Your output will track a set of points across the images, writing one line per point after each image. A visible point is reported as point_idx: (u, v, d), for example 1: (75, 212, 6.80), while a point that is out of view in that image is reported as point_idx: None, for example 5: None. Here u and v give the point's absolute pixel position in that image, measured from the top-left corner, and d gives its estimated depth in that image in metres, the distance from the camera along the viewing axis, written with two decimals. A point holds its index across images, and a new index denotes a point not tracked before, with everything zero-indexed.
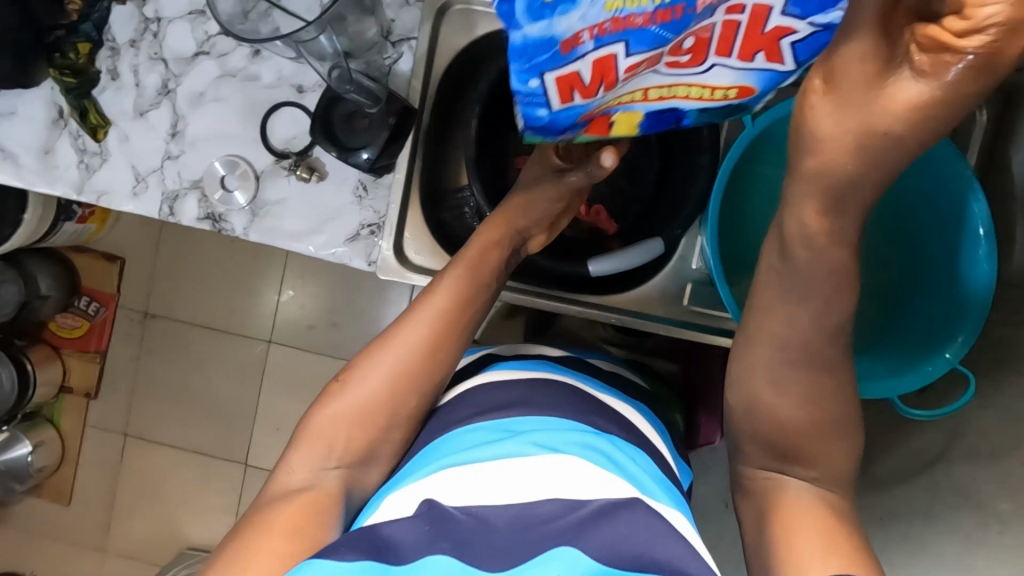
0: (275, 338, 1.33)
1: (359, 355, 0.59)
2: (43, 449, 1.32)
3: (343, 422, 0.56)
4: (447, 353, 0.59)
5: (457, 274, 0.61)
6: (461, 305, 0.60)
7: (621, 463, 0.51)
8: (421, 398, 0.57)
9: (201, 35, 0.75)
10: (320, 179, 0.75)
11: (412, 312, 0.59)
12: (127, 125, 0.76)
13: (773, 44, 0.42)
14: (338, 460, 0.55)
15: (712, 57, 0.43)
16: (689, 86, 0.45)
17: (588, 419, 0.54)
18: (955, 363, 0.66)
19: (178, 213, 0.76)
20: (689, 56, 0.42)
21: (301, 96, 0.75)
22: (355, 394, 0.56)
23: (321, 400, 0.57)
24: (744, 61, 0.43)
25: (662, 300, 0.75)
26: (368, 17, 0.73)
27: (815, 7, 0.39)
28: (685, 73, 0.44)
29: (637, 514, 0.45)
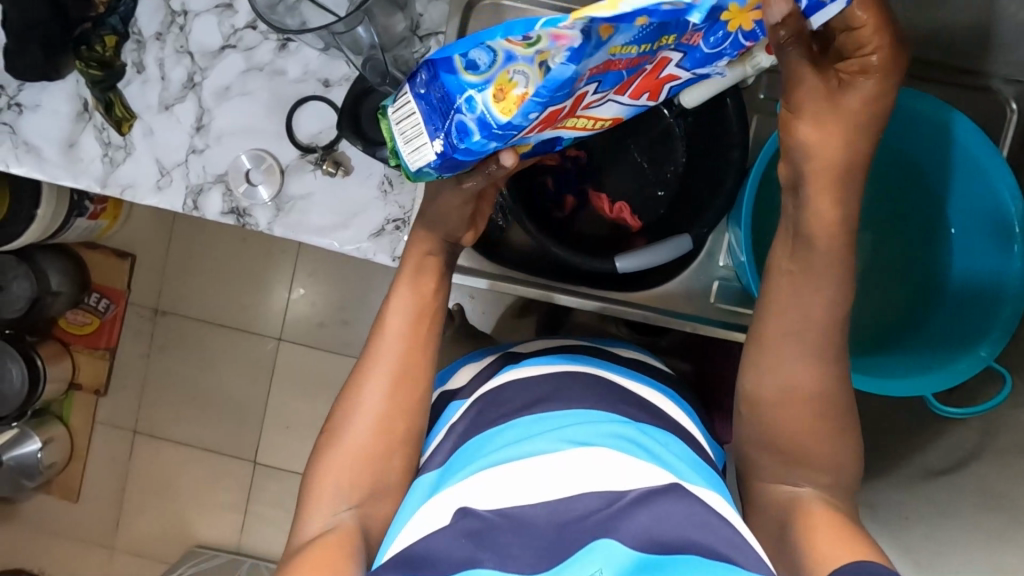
0: (286, 335, 1.33)
1: (336, 401, 0.56)
2: (52, 446, 1.32)
3: (340, 467, 0.53)
4: (423, 370, 0.56)
5: (410, 282, 0.58)
6: (422, 313, 0.57)
7: (655, 450, 0.49)
8: (410, 420, 0.55)
9: (227, 29, 0.75)
10: (345, 174, 0.75)
11: (374, 343, 0.56)
12: (152, 118, 0.76)
13: (657, 87, 0.52)
14: (349, 500, 0.53)
15: (613, 95, 0.50)
16: (581, 118, 0.52)
17: (619, 407, 0.52)
18: (990, 361, 0.66)
19: (202, 207, 0.76)
20: (605, 95, 0.50)
21: (327, 90, 0.75)
22: (345, 437, 0.54)
23: (317, 453, 0.55)
24: (632, 99, 0.52)
25: (689, 298, 0.77)
26: (398, 12, 0.71)
27: (699, 64, 0.50)
28: (591, 107, 0.51)
29: (673, 501, 0.45)
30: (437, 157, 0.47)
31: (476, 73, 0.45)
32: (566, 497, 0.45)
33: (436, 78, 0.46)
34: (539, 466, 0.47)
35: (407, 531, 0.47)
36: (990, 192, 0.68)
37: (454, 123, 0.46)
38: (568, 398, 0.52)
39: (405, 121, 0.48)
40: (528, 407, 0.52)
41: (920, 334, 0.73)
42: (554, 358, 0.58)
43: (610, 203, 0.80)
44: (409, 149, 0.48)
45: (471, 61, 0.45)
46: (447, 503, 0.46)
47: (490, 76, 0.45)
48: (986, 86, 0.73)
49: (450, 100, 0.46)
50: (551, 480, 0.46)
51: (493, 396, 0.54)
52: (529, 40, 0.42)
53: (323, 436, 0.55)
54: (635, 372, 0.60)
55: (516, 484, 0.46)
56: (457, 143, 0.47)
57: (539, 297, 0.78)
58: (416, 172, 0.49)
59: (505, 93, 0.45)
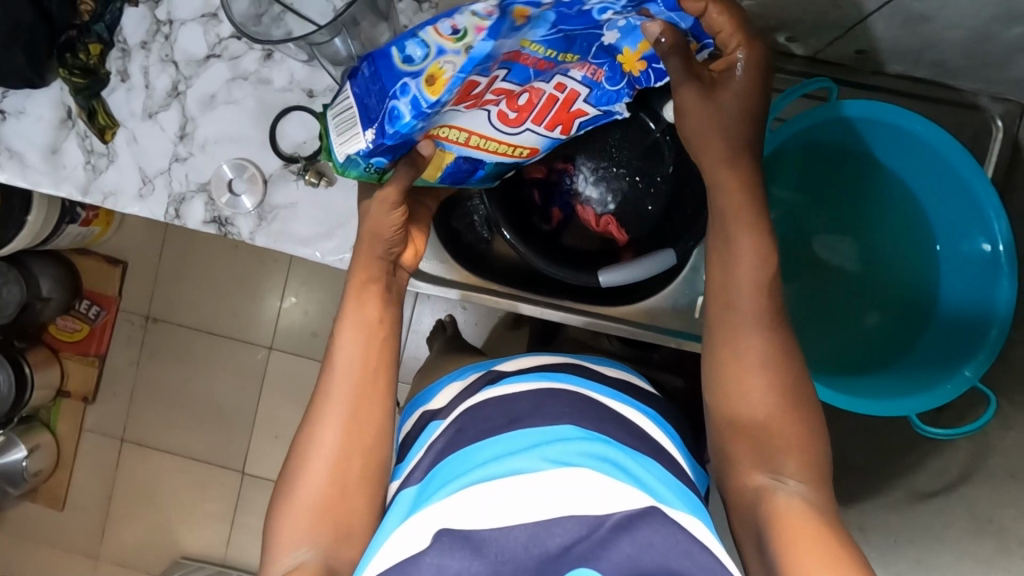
0: (276, 345, 1.32)
1: (291, 451, 0.55)
2: (38, 454, 1.31)
3: (297, 517, 0.52)
4: (379, 409, 0.56)
5: (359, 313, 0.58)
6: (370, 347, 0.57)
7: (633, 472, 0.47)
8: (366, 460, 0.54)
9: (212, 38, 0.75)
10: (328, 184, 0.74)
11: (329, 385, 0.56)
12: (136, 126, 0.76)
13: (523, 112, 0.55)
14: (309, 545, 0.51)
15: (528, 122, 0.56)
16: (499, 143, 0.58)
17: (598, 426, 0.51)
18: (976, 380, 0.65)
19: (184, 216, 0.76)
20: (516, 113, 0.55)
21: (312, 100, 0.75)
22: (303, 482, 0.53)
23: (276, 504, 0.53)
24: (547, 129, 0.58)
25: (675, 312, 0.75)
26: (381, 23, 0.69)
27: (604, 101, 0.56)
28: (510, 130, 0.57)
29: (655, 526, 0.42)
30: (367, 146, 0.49)
31: (406, 64, 0.45)
32: (544, 520, 0.42)
33: (371, 71, 0.46)
34: (516, 484, 0.45)
35: (384, 546, 0.45)
36: (979, 213, 0.67)
37: (383, 105, 0.47)
38: (548, 414, 0.51)
39: (338, 114, 0.51)
40: (508, 424, 0.51)
41: (912, 356, 0.72)
42: (532, 375, 0.56)
43: (598, 217, 0.78)
44: (340, 138, 0.51)
45: (404, 54, 0.45)
46: (422, 523, 0.44)
47: (422, 66, 0.45)
48: (973, 104, 0.73)
49: (387, 93, 0.46)
50: (530, 498, 0.44)
51: (474, 411, 0.53)
52: (454, 33, 0.44)
53: (279, 488, 0.54)
54: (618, 390, 0.58)
55: (494, 506, 0.43)
56: (383, 128, 0.47)
57: (507, 307, 0.78)
58: (344, 160, 0.51)
59: (435, 79, 0.45)
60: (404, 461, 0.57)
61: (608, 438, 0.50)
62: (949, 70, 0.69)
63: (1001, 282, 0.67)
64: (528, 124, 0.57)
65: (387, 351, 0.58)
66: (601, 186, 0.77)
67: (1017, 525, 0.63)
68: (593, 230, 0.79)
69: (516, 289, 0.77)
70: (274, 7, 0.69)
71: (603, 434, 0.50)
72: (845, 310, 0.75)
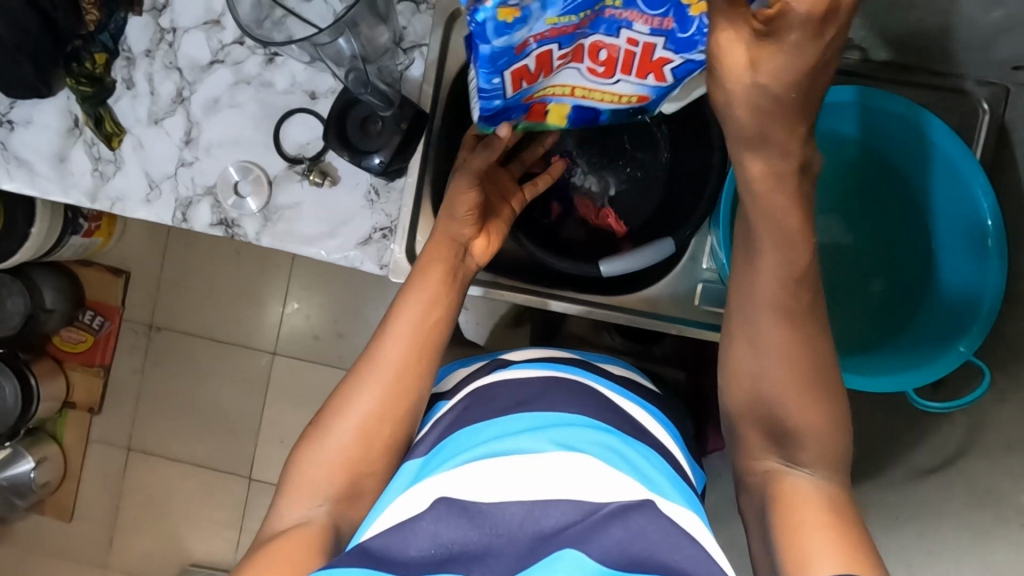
0: (280, 349, 1.33)
1: (328, 402, 0.57)
2: (45, 465, 1.32)
3: (320, 467, 0.54)
4: (423, 384, 0.58)
5: (422, 287, 0.60)
6: (429, 324, 0.59)
7: (633, 464, 0.49)
8: (395, 431, 0.56)
9: (216, 44, 0.76)
10: (332, 184, 0.76)
11: (381, 348, 0.58)
12: (142, 132, 0.77)
13: (609, 61, 0.51)
14: (323, 497, 0.53)
15: (618, 73, 0.52)
16: (601, 92, 0.55)
17: (604, 418, 0.52)
18: (970, 354, 0.67)
19: (191, 219, 0.77)
20: (603, 66, 0.52)
21: (314, 102, 0.76)
22: (332, 433, 0.55)
23: (301, 447, 0.56)
24: (640, 78, 0.53)
25: (673, 299, 0.76)
26: (381, 25, 0.72)
27: (686, 46, 0.49)
28: (602, 81, 0.54)
29: (648, 516, 0.43)
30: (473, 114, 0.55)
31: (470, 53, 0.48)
32: (539, 500, 0.44)
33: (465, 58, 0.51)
34: (517, 462, 0.46)
35: (385, 513, 0.47)
36: (964, 189, 0.69)
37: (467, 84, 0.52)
38: (553, 400, 0.53)
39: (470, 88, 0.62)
40: (514, 406, 0.52)
41: (912, 334, 0.73)
42: (539, 364, 0.58)
43: (598, 210, 0.80)
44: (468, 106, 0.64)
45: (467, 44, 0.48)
46: (424, 491, 0.47)
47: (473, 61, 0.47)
48: (959, 88, 0.74)
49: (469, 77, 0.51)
50: (531, 475, 0.45)
51: (482, 393, 0.55)
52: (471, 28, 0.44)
53: (307, 434, 0.56)
54: (624, 387, 0.60)
55: (494, 482, 0.45)
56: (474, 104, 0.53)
57: (527, 304, 0.77)
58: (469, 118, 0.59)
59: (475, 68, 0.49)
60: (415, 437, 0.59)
61: (613, 428, 0.52)
62: (935, 44, 0.71)
63: (991, 258, 0.69)
64: (621, 74, 0.52)
65: (439, 330, 0.60)
66: (599, 176, 0.80)
67: (1014, 496, 0.64)
68: (591, 224, 0.81)
69: (526, 284, 0.77)
70: (276, 12, 0.71)
71: (608, 424, 0.52)
72: (850, 290, 0.77)
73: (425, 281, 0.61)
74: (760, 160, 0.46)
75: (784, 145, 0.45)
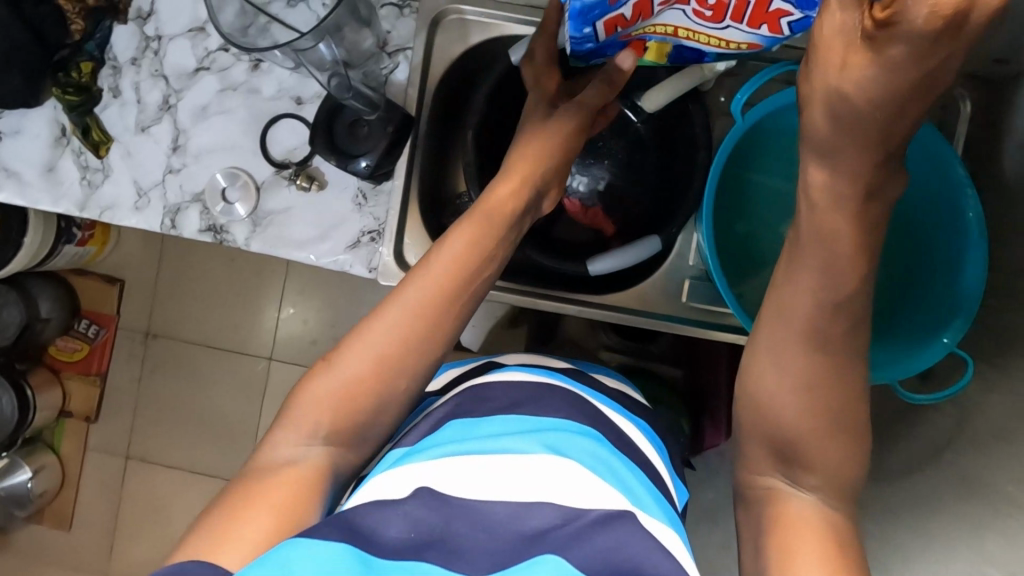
0: (277, 355, 1.33)
1: (352, 330, 0.57)
2: (43, 474, 1.32)
3: (330, 397, 0.54)
4: (449, 332, 0.58)
5: (466, 230, 0.60)
6: (466, 267, 0.59)
7: (619, 474, 0.49)
8: (413, 376, 0.56)
9: (201, 51, 0.77)
10: (320, 188, 0.76)
11: (416, 284, 0.58)
12: (129, 141, 0.78)
13: (720, 10, 0.53)
14: (326, 435, 0.53)
15: (728, 19, 0.54)
16: (709, 35, 0.57)
17: (596, 426, 0.53)
18: (952, 347, 0.66)
19: (180, 226, 0.77)
20: (711, 11, 0.54)
21: (300, 108, 0.77)
22: (349, 364, 0.55)
23: (315, 372, 0.56)
24: (751, 27, 0.54)
25: (663, 296, 0.75)
26: (365, 28, 0.72)
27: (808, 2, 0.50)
28: (708, 25, 0.56)
29: (632, 528, 0.44)
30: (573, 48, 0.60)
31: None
32: (525, 502, 0.45)
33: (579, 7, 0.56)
34: (507, 463, 0.47)
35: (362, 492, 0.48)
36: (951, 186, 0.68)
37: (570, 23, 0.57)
38: (546, 405, 0.53)
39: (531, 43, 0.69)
40: (509, 407, 0.53)
41: (897, 332, 0.73)
42: (534, 369, 0.59)
43: (586, 208, 0.81)
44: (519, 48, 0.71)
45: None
46: (401, 477, 0.47)
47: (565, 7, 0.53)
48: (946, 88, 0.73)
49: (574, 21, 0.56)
50: (520, 477, 0.46)
51: (475, 392, 0.55)
52: None
53: (324, 361, 0.56)
54: (614, 400, 0.61)
55: (483, 478, 0.46)
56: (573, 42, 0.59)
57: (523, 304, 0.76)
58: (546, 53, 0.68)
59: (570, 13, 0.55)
60: (401, 428, 0.59)
61: (602, 437, 0.52)
62: None
63: (971, 248, 0.67)
64: (735, 24, 0.54)
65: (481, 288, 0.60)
66: (587, 174, 0.81)
67: None
68: (580, 222, 0.82)
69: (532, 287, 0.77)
70: (260, 18, 0.71)
71: (599, 433, 0.53)
72: None
73: (472, 223, 0.61)
74: (827, 169, 0.47)
75: (854, 163, 0.45)
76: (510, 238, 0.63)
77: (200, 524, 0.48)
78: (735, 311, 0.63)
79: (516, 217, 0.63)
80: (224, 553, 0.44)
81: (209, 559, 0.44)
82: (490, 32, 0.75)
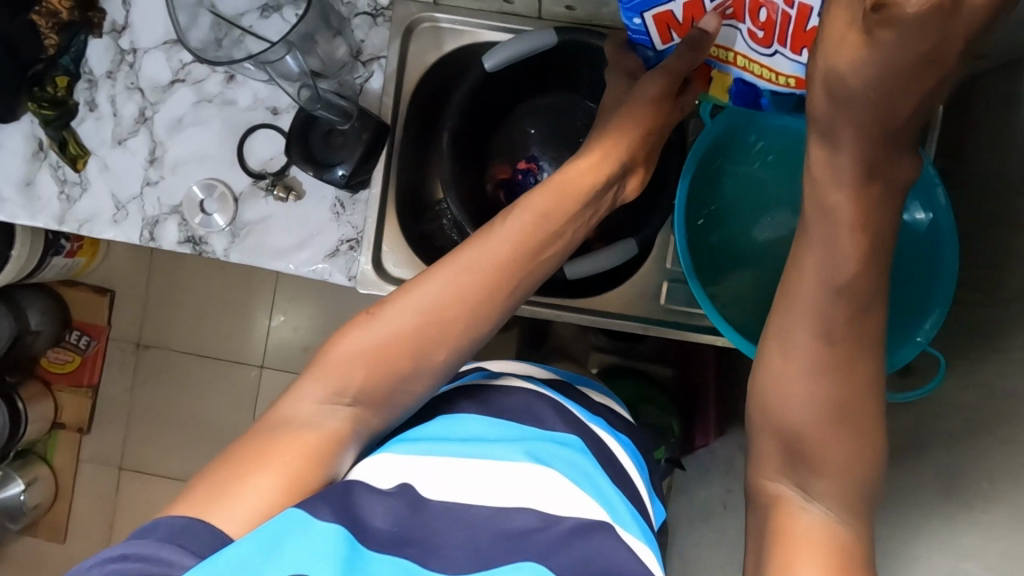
0: (268, 362, 1.33)
1: (400, 288, 0.56)
2: (36, 486, 1.32)
3: (367, 354, 0.53)
4: (498, 311, 0.57)
5: (535, 204, 0.58)
6: (528, 245, 0.57)
7: (599, 485, 0.50)
8: (453, 349, 0.55)
9: (176, 64, 0.77)
10: (297, 199, 0.76)
11: (478, 255, 0.56)
12: (106, 154, 0.78)
13: (768, 30, 0.51)
14: (352, 398, 0.52)
15: (775, 44, 0.51)
16: (760, 64, 0.55)
17: (582, 437, 0.54)
18: (923, 345, 0.64)
19: (159, 238, 0.78)
20: (761, 32, 0.52)
21: (276, 118, 0.77)
22: (393, 323, 0.54)
23: (355, 325, 0.54)
24: (794, 53, 0.51)
25: (641, 299, 0.75)
26: (337, 37, 0.74)
27: None
28: (759, 49, 0.54)
29: (608, 538, 0.45)
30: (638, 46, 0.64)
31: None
32: (505, 507, 0.46)
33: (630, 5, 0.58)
34: (491, 468, 0.48)
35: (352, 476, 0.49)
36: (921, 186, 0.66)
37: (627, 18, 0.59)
38: (534, 412, 0.54)
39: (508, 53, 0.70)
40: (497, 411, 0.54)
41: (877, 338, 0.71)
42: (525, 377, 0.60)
43: None
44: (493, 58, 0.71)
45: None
46: (387, 467, 0.48)
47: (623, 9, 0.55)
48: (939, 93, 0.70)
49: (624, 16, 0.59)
50: (503, 483, 0.47)
51: (463, 396, 0.56)
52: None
53: (366, 314, 0.55)
54: (599, 414, 0.61)
55: (467, 481, 0.47)
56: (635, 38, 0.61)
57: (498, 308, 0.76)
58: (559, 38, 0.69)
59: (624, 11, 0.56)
60: None
61: (586, 449, 0.53)
62: None
63: (943, 249, 0.65)
64: (782, 49, 0.51)
65: (541, 266, 0.59)
66: None
67: None
68: None
69: None
70: (233, 31, 0.71)
71: (584, 444, 0.53)
72: None
73: (543, 198, 0.59)
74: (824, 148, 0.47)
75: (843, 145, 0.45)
76: (577, 221, 0.61)
77: (199, 481, 0.46)
78: (708, 311, 0.63)
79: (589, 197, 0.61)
80: (222, 513, 0.44)
81: (208, 521, 0.43)
82: (464, 39, 0.75)
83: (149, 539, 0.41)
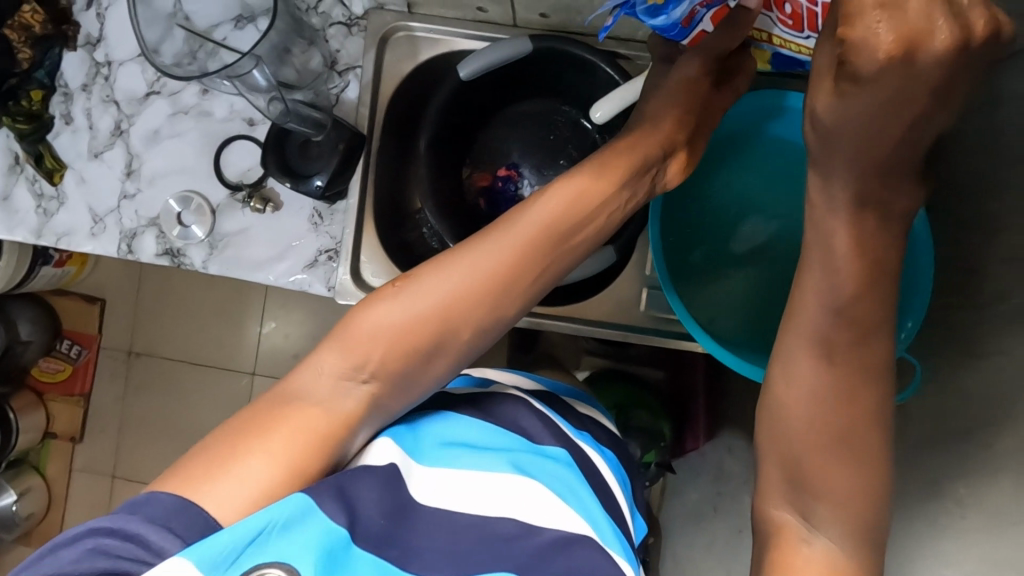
0: (259, 370, 1.32)
1: (426, 265, 0.53)
2: (29, 496, 1.32)
3: (390, 330, 0.50)
4: (524, 301, 0.54)
5: (569, 188, 0.56)
6: (558, 233, 0.55)
7: (582, 498, 0.50)
8: (476, 336, 0.52)
9: (151, 75, 0.76)
10: (275, 210, 0.76)
11: (508, 237, 0.54)
12: (83, 167, 0.78)
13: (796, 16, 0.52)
14: (368, 376, 0.49)
15: (807, 30, 0.53)
16: (796, 44, 0.56)
17: (569, 448, 0.54)
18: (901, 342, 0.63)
19: (137, 250, 0.77)
20: (791, 19, 0.53)
21: (252, 129, 0.76)
22: (419, 300, 0.51)
23: (378, 296, 0.51)
24: None
25: (620, 307, 0.75)
26: (312, 47, 0.74)
27: None
28: (795, 34, 0.55)
29: (588, 551, 0.45)
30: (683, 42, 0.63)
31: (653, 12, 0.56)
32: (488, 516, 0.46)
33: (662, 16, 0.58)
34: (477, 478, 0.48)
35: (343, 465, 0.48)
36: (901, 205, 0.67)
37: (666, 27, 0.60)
38: (523, 422, 0.54)
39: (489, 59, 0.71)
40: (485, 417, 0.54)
41: None
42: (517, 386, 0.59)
43: None
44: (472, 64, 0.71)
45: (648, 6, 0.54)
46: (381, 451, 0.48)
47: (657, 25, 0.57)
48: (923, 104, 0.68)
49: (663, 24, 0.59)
50: (488, 494, 0.47)
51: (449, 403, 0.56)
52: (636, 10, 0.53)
53: (391, 286, 0.52)
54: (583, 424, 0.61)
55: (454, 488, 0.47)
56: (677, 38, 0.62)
57: None
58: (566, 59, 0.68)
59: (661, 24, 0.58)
60: None
61: (573, 461, 0.53)
62: None
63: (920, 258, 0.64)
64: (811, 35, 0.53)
65: (570, 252, 0.56)
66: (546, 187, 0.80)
67: None
68: None
69: None
70: (207, 43, 0.71)
71: (571, 455, 0.53)
72: None
73: (577, 182, 0.56)
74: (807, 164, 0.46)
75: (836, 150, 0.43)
76: (609, 211, 0.58)
77: (194, 459, 0.45)
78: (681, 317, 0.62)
79: (625, 184, 0.58)
80: (215, 494, 0.42)
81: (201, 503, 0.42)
82: (440, 48, 0.75)
83: (138, 518, 0.40)
